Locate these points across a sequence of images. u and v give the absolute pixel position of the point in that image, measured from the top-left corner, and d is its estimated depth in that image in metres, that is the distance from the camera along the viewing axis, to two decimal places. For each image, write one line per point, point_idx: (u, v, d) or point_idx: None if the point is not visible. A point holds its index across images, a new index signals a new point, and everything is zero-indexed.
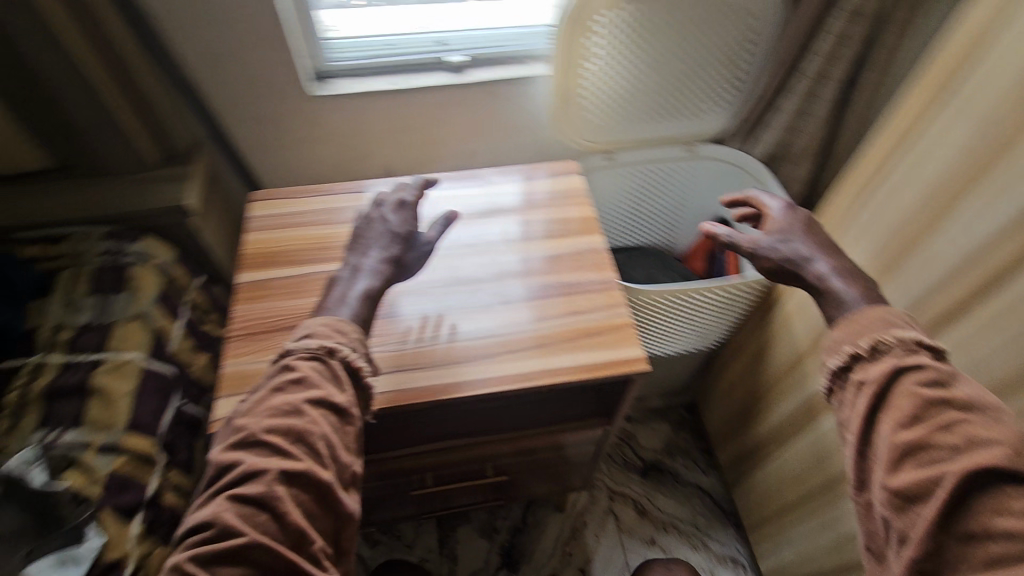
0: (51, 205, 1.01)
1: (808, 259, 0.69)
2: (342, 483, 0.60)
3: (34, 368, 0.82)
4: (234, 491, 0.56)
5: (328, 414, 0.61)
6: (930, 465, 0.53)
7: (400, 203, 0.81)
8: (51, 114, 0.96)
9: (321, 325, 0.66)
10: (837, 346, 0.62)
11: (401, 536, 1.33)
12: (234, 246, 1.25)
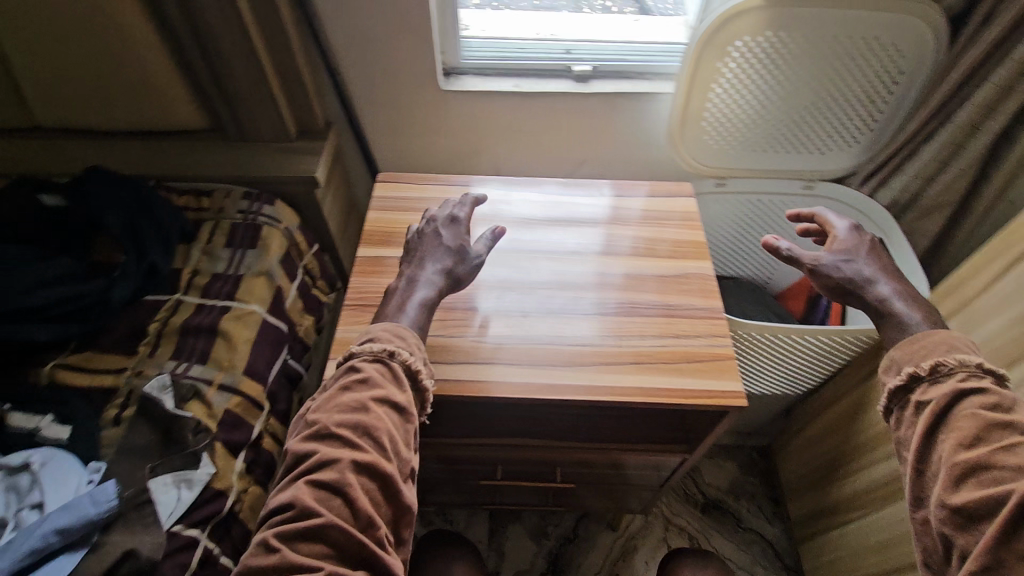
0: (203, 163, 1.12)
1: (870, 281, 0.75)
2: (403, 477, 0.64)
3: (173, 306, 0.92)
4: (310, 477, 0.61)
5: (390, 412, 0.66)
6: (993, 486, 0.55)
7: (453, 217, 0.84)
8: (217, 82, 1.07)
9: (384, 330, 0.72)
10: (899, 368, 0.67)
11: (454, 522, 1.36)
12: (345, 221, 1.33)
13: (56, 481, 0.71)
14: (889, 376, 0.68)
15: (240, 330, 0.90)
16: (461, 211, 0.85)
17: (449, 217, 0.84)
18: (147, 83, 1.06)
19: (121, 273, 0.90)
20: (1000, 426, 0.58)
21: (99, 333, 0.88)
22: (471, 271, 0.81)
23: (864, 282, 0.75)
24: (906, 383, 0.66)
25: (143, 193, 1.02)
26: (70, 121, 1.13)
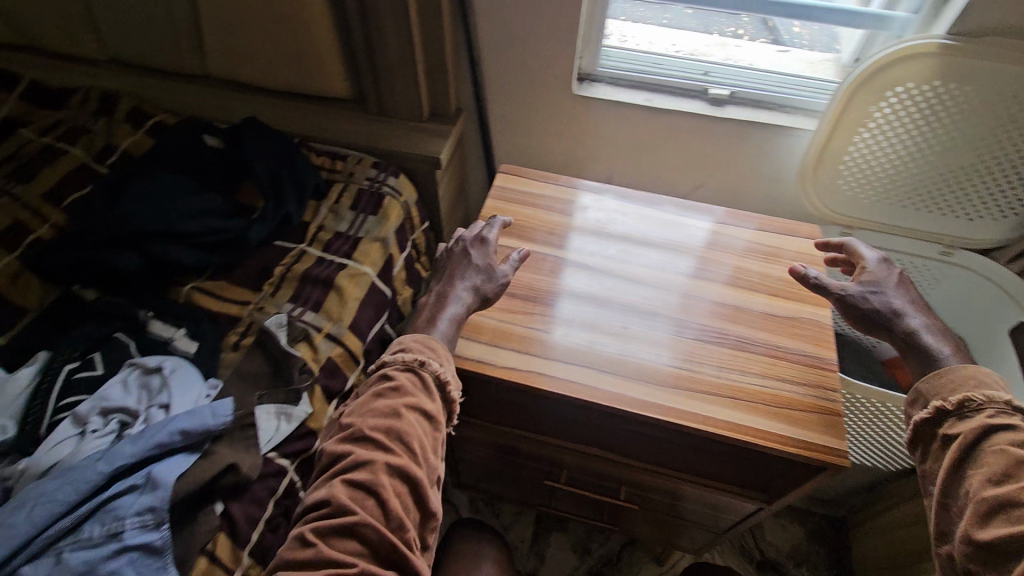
0: (342, 129, 1.20)
1: (898, 315, 0.74)
2: (430, 482, 0.65)
3: (298, 254, 1.00)
4: (345, 477, 0.62)
5: (420, 420, 0.67)
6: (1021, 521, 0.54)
7: (481, 239, 0.85)
8: (370, 57, 1.15)
9: (414, 340, 0.73)
10: (927, 400, 0.68)
11: (500, 515, 1.37)
12: (454, 204, 1.37)
13: (184, 389, 0.76)
14: (914, 407, 0.69)
15: (352, 287, 0.96)
16: (489, 233, 0.86)
17: (476, 238, 0.85)
18: (309, 49, 1.15)
19: (259, 217, 0.99)
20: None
21: (232, 265, 0.97)
22: (497, 288, 0.81)
23: (891, 315, 0.74)
24: (933, 416, 0.66)
25: (288, 148, 1.11)
26: (236, 75, 1.25)
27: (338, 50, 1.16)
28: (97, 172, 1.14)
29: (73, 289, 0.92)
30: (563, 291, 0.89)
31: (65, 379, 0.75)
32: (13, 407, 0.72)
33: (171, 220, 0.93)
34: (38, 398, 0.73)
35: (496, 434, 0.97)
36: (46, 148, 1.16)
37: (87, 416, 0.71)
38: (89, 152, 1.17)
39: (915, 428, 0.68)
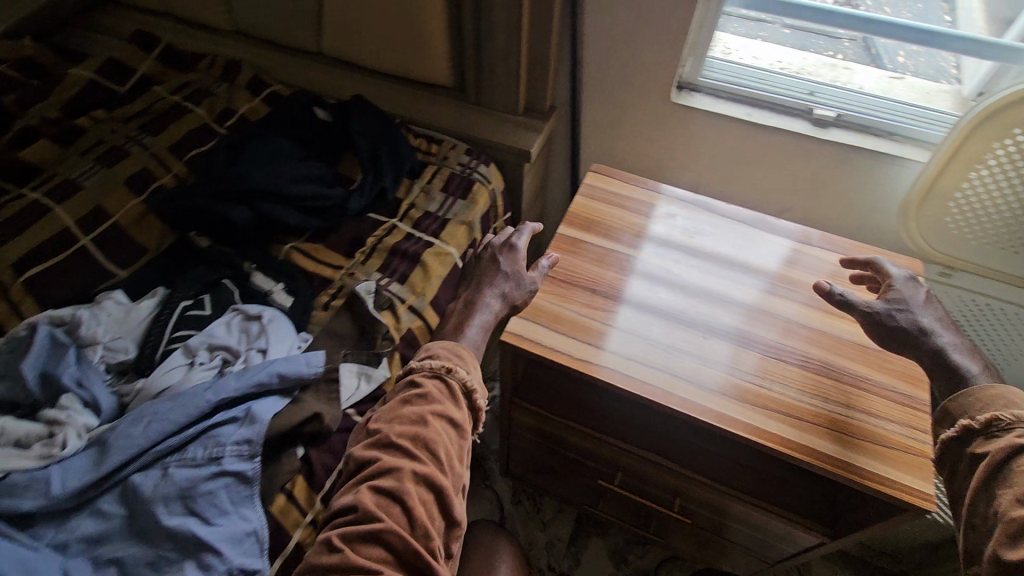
0: (440, 115, 1.25)
1: (923, 331, 0.75)
2: (455, 490, 0.64)
3: (389, 228, 1.04)
4: (372, 483, 0.62)
5: (447, 428, 0.67)
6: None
7: (509, 246, 0.86)
8: (477, 47, 1.18)
9: (444, 347, 0.74)
10: (954, 420, 0.70)
11: (540, 510, 1.38)
12: (534, 200, 1.39)
13: (279, 338, 0.82)
14: (942, 428, 0.71)
15: (436, 265, 0.99)
16: (518, 241, 0.87)
17: (505, 244, 0.86)
18: (420, 36, 1.21)
19: (358, 189, 1.05)
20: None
21: (328, 231, 1.03)
22: (525, 294, 0.84)
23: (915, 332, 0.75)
24: (959, 436, 0.69)
25: (390, 127, 1.17)
26: (348, 55, 1.32)
27: (447, 38, 1.21)
28: (216, 132, 1.23)
29: (188, 235, 1.00)
30: (644, 294, 0.89)
31: (179, 314, 0.82)
32: (134, 332, 0.80)
33: (282, 182, 1.00)
34: (156, 327, 0.80)
35: (557, 426, 0.97)
36: (174, 106, 1.27)
37: (196, 349, 0.78)
38: (211, 113, 1.27)
39: (942, 446, 0.71)
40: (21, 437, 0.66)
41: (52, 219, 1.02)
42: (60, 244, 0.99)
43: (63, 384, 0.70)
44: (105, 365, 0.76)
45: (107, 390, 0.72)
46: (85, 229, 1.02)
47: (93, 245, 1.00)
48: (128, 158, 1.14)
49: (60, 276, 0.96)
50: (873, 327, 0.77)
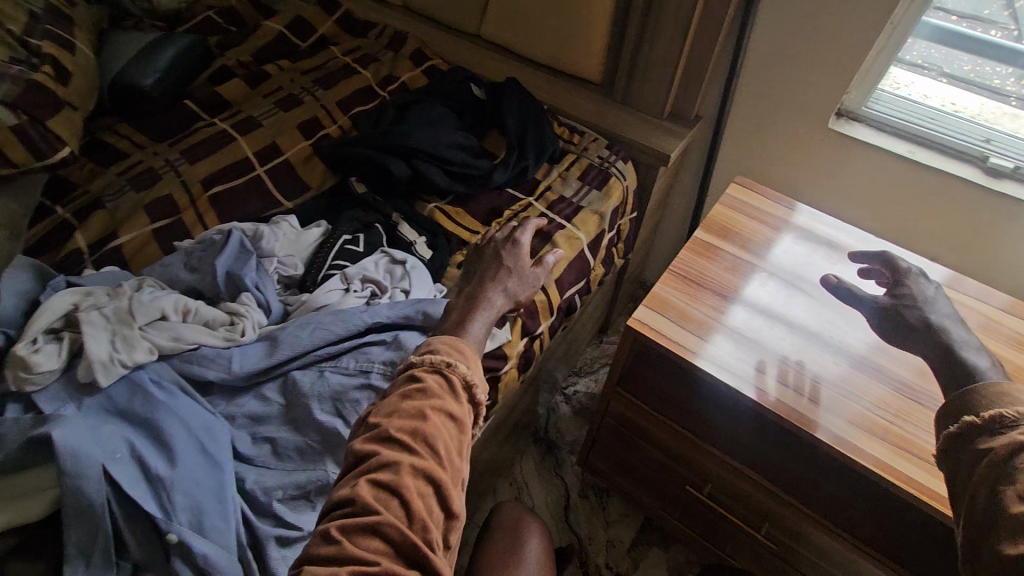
0: (587, 109, 1.29)
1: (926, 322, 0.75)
2: (456, 482, 0.59)
3: (525, 206, 1.09)
4: (368, 475, 0.56)
5: (447, 422, 0.61)
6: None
7: (511, 241, 0.88)
8: (638, 48, 1.23)
9: (443, 342, 0.68)
10: (959, 417, 0.62)
11: (605, 510, 1.40)
12: (657, 206, 1.41)
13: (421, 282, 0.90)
14: (944, 427, 0.63)
15: (565, 247, 1.04)
16: (521, 237, 0.89)
17: (509, 240, 0.88)
18: (584, 30, 1.26)
19: (502, 165, 1.11)
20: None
21: (469, 197, 1.10)
22: (527, 289, 0.85)
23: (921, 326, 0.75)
24: (962, 432, 0.60)
25: (539, 111, 1.22)
26: (508, 41, 1.38)
27: (609, 36, 1.26)
28: (379, 95, 1.34)
29: (348, 180, 1.10)
30: (769, 306, 0.93)
31: (340, 246, 0.91)
32: (303, 254, 0.90)
33: (440, 146, 1.08)
34: (321, 253, 0.90)
35: (661, 424, 1.01)
36: (344, 66, 1.37)
37: (352, 278, 0.87)
38: (376, 77, 1.37)
39: (943, 445, 0.62)
40: (208, 320, 0.76)
41: (237, 147, 1.15)
42: (242, 170, 1.12)
43: (246, 283, 0.80)
44: (278, 276, 0.86)
45: (277, 298, 0.83)
46: (262, 161, 1.15)
47: (267, 176, 1.13)
48: (302, 106, 1.26)
49: (239, 197, 1.08)
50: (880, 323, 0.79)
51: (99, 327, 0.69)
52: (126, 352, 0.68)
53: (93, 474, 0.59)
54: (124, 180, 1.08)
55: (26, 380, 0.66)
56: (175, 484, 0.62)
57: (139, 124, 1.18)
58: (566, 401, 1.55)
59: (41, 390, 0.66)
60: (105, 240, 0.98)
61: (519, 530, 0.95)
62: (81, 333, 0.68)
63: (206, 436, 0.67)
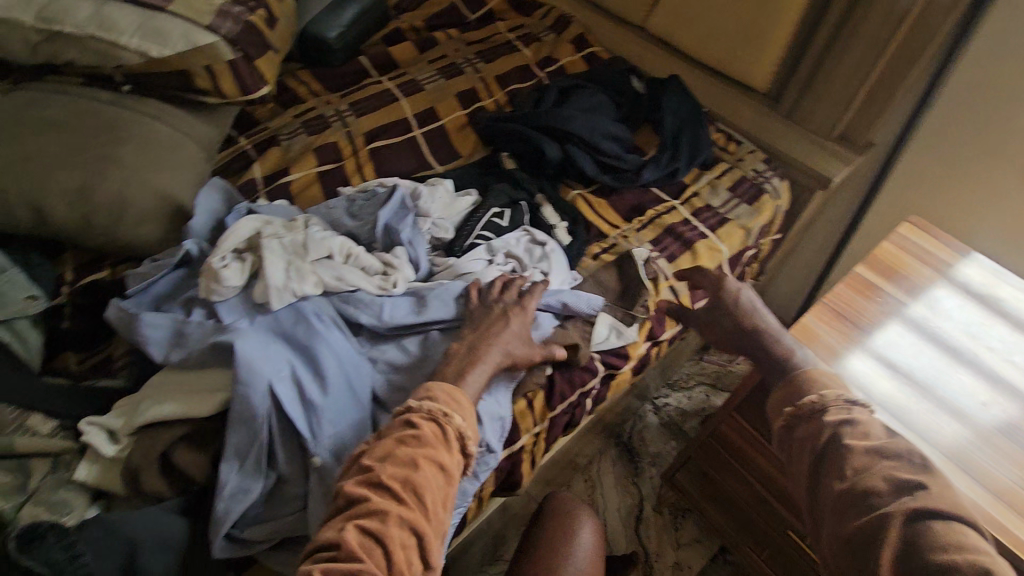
0: (749, 117, 1.25)
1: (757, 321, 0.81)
2: (437, 531, 0.58)
3: (668, 208, 1.07)
4: (354, 520, 0.54)
5: (438, 473, 0.59)
6: (869, 509, 0.59)
7: (521, 306, 0.78)
8: (821, 63, 1.14)
9: (441, 389, 0.65)
10: (783, 406, 0.72)
11: (678, 531, 1.34)
12: (802, 230, 1.32)
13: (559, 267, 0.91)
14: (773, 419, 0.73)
15: (705, 257, 1.00)
16: (530, 301, 0.79)
17: (517, 303, 0.78)
18: (762, 36, 1.19)
19: (653, 163, 1.09)
20: (872, 455, 0.63)
21: (613, 190, 1.09)
22: (533, 351, 0.77)
23: (754, 324, 0.81)
24: (789, 422, 0.71)
25: (699, 113, 1.18)
26: (676, 38, 1.34)
27: (791, 45, 1.19)
28: (536, 74, 1.35)
29: (498, 153, 1.12)
30: (929, 360, 0.86)
31: (488, 218, 0.94)
32: (453, 220, 0.94)
33: (594, 134, 1.07)
34: (470, 221, 0.93)
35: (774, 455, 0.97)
36: (506, 42, 1.40)
37: (496, 251, 0.89)
38: (535, 57, 1.38)
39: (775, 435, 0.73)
40: (366, 267, 0.81)
41: (400, 108, 1.21)
42: (401, 129, 1.18)
43: (402, 238, 0.85)
44: (430, 237, 0.90)
45: (426, 258, 0.87)
46: (419, 124, 1.20)
47: (422, 138, 1.18)
48: (463, 76, 1.30)
49: (395, 155, 1.14)
50: (714, 323, 0.84)
51: (277, 255, 0.76)
52: (297, 282, 0.74)
53: (261, 386, 0.65)
54: (298, 122, 1.17)
55: (214, 290, 0.73)
56: (323, 413, 0.68)
57: (317, 72, 1.28)
58: (655, 411, 1.51)
59: (222, 301, 0.74)
60: (278, 175, 1.07)
61: (570, 523, 0.94)
62: (261, 257, 0.76)
63: (352, 374, 0.72)
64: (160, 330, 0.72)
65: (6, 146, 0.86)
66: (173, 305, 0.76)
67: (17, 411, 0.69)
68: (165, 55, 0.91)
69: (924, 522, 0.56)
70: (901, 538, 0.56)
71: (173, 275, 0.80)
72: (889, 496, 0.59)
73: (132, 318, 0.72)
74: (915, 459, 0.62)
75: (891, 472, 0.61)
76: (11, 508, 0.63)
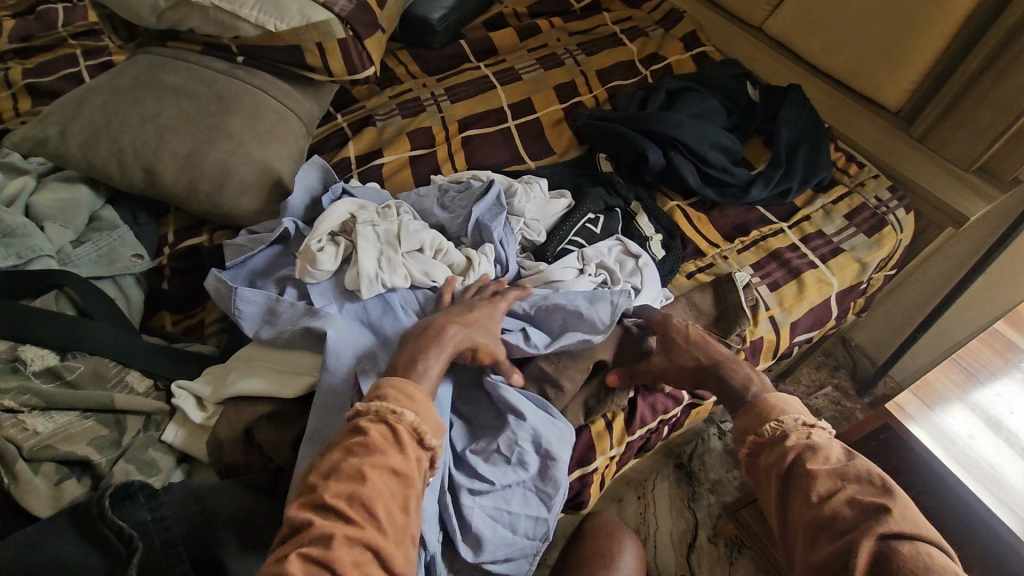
0: (872, 139, 1.13)
1: (711, 356, 0.75)
2: (402, 540, 0.51)
3: (774, 231, 0.99)
4: (298, 551, 0.47)
5: (392, 480, 0.52)
6: (839, 536, 0.52)
7: (489, 302, 0.71)
8: (970, 88, 1.02)
9: (393, 385, 0.58)
10: (743, 437, 0.66)
11: (733, 567, 1.18)
12: (917, 267, 1.20)
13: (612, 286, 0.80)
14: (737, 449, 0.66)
15: (813, 289, 0.92)
16: (501, 303, 0.72)
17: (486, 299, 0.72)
18: (904, 51, 1.06)
19: (764, 180, 1.01)
20: (835, 478, 0.56)
21: (715, 205, 1.03)
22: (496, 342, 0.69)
23: (712, 355, 0.75)
24: (752, 450, 0.64)
25: (819, 129, 1.08)
26: (799, 44, 1.23)
27: (937, 62, 1.06)
28: (639, 72, 1.27)
29: (594, 154, 1.07)
30: None
31: (582, 224, 0.91)
32: (546, 222, 0.91)
33: (703, 143, 1.00)
34: (564, 225, 0.90)
35: None
36: (611, 35, 1.34)
37: (589, 260, 0.85)
38: (639, 53, 1.31)
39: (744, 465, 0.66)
40: (454, 264, 0.79)
41: (495, 97, 1.18)
42: (496, 119, 1.14)
43: (493, 237, 0.82)
44: (521, 238, 0.87)
45: (515, 259, 0.84)
46: (514, 115, 1.16)
47: (516, 130, 1.14)
48: (563, 68, 1.25)
49: (487, 145, 1.10)
50: (670, 369, 0.76)
51: (370, 243, 0.75)
52: (387, 273, 0.73)
53: (345, 376, 0.65)
54: (394, 103, 1.16)
55: (308, 272, 0.73)
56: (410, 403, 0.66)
57: (416, 52, 1.26)
58: (720, 436, 1.35)
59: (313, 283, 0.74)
60: (371, 155, 1.07)
61: (604, 554, 0.83)
62: (355, 244, 0.75)
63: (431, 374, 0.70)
64: (253, 306, 0.72)
65: (128, 108, 0.89)
66: (266, 282, 0.77)
67: (119, 366, 0.71)
68: (280, 29, 0.92)
69: (892, 543, 0.49)
70: (870, 558, 0.49)
71: (269, 251, 0.81)
72: (853, 521, 0.52)
73: (228, 291, 0.73)
74: (874, 480, 0.56)
75: (856, 495, 0.55)
76: (106, 462, 0.65)
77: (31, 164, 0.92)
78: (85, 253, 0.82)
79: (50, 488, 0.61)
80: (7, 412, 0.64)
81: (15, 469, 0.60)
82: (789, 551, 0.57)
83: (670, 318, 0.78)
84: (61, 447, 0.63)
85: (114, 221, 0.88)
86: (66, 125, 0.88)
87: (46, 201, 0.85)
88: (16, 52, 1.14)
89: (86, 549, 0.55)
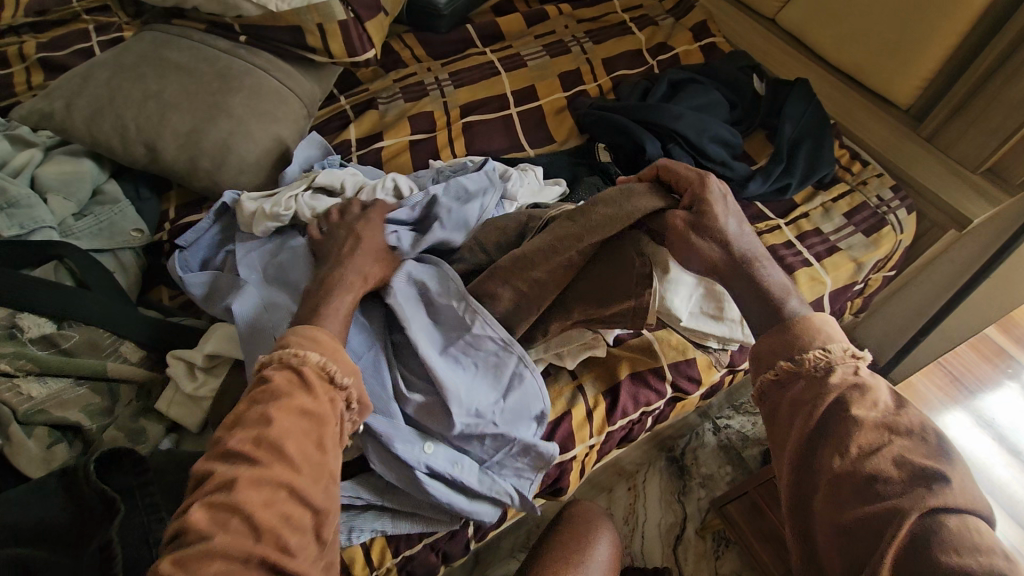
0: (880, 136, 1.11)
1: (729, 254, 0.64)
2: (319, 477, 0.51)
3: (771, 227, 0.99)
4: (207, 497, 0.47)
5: (303, 420, 0.52)
6: (877, 496, 0.47)
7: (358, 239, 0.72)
8: (980, 87, 0.99)
9: (297, 334, 0.58)
10: (774, 361, 0.59)
11: (718, 561, 1.19)
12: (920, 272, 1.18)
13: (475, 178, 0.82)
14: (761, 372, 0.60)
15: (806, 286, 0.92)
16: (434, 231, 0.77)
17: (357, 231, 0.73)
18: (914, 47, 1.04)
19: (763, 175, 1.00)
20: (882, 430, 0.51)
21: None
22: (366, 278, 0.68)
23: (744, 251, 0.64)
24: (780, 378, 0.58)
25: (823, 125, 1.06)
26: (811, 37, 1.21)
27: (950, 59, 1.03)
28: (646, 62, 1.26)
29: (593, 143, 1.07)
30: None
31: None
32: None
33: (703, 137, 1.00)
34: None
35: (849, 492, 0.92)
36: (620, 23, 1.32)
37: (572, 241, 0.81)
38: (648, 42, 1.29)
39: (762, 389, 0.60)
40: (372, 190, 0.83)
41: (499, 83, 1.17)
42: (497, 106, 1.14)
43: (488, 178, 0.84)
44: None
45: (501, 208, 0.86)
46: (517, 102, 1.16)
47: (518, 118, 1.14)
48: (569, 55, 1.24)
49: (488, 132, 1.10)
50: (705, 245, 0.64)
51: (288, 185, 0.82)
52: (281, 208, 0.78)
53: (268, 342, 0.69)
54: (397, 87, 1.16)
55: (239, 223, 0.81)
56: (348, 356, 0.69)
57: (422, 35, 1.25)
58: (713, 431, 1.34)
59: (241, 257, 0.78)
60: (372, 139, 1.07)
61: (580, 537, 0.84)
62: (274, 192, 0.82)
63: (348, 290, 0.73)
64: (200, 286, 0.77)
65: (132, 84, 0.91)
66: (220, 260, 0.82)
67: (114, 337, 0.73)
68: (282, 9, 0.94)
69: (939, 516, 0.44)
70: (910, 531, 0.44)
71: (215, 228, 0.84)
72: (901, 486, 0.47)
73: (177, 277, 0.78)
74: (929, 437, 0.50)
75: (902, 453, 0.49)
76: (98, 428, 0.68)
77: (39, 136, 0.94)
78: (86, 226, 0.85)
79: (42, 450, 0.64)
80: (4, 375, 0.67)
81: (9, 431, 0.63)
82: (803, 509, 0.52)
83: (676, 213, 0.67)
84: (55, 413, 0.66)
85: (116, 196, 0.90)
86: (71, 100, 0.89)
87: (51, 173, 0.87)
88: (29, 25, 1.15)
89: (71, 510, 0.57)
